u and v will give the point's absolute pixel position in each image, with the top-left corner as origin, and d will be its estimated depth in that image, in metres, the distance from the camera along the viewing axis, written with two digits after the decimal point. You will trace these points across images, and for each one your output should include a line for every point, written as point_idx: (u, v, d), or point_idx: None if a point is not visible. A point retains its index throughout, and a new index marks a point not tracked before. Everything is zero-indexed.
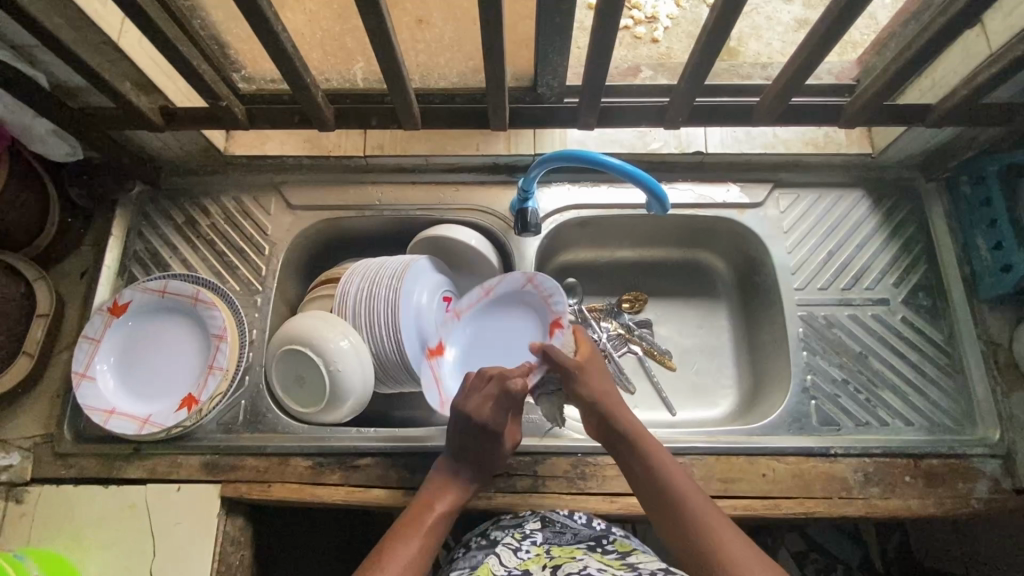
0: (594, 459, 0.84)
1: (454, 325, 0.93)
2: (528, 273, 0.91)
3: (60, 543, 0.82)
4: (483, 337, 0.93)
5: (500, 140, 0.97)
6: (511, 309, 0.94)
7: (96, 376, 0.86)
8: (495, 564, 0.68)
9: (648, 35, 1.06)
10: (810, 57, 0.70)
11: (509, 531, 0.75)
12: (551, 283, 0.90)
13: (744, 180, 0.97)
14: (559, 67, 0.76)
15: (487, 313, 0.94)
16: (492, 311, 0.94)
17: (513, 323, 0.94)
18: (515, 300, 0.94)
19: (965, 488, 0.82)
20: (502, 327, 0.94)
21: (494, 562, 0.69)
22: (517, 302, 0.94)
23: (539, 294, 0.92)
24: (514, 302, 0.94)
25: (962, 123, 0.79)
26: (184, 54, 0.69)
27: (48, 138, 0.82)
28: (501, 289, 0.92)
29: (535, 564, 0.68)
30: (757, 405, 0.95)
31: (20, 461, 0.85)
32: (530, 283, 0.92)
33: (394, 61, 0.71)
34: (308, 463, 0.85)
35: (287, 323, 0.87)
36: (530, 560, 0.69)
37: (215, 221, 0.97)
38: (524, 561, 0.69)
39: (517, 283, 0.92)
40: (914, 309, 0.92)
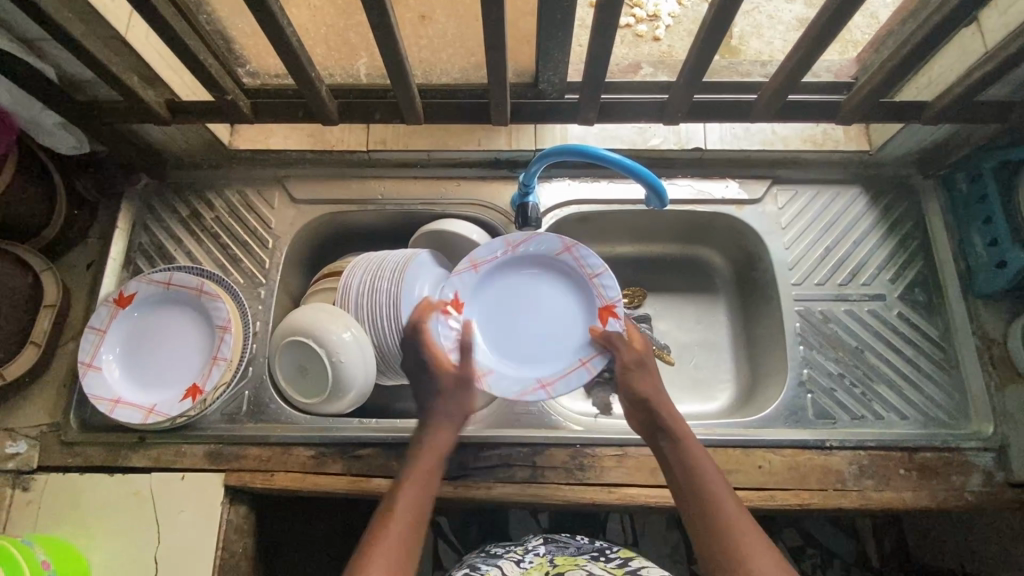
0: (593, 450, 0.85)
1: (473, 273, 0.90)
2: (568, 241, 0.89)
3: (66, 530, 0.83)
4: (501, 296, 0.91)
5: (501, 136, 0.98)
6: (539, 270, 0.92)
7: (102, 366, 0.87)
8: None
9: (650, 33, 1.07)
10: (807, 54, 0.71)
11: (510, 547, 0.77)
12: (590, 257, 0.89)
13: (743, 177, 0.98)
14: (560, 63, 0.77)
15: (507, 269, 0.91)
16: (514, 269, 0.92)
17: (541, 286, 0.92)
18: (540, 262, 0.92)
19: (959, 481, 0.83)
20: (526, 287, 0.91)
21: (496, 573, 0.70)
22: (548, 265, 0.92)
23: (575, 265, 0.90)
24: (543, 264, 0.91)
25: (958, 120, 0.80)
26: (190, 48, 0.70)
27: (55, 131, 0.86)
28: (529, 247, 0.90)
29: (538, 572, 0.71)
30: (754, 399, 0.96)
31: (27, 449, 0.87)
32: (567, 252, 0.90)
33: (397, 56, 0.72)
34: (310, 453, 0.86)
35: (290, 315, 0.88)
36: (532, 569, 0.72)
37: (220, 214, 0.98)
38: (526, 570, 0.72)
39: (550, 248, 0.90)
40: (910, 305, 0.93)
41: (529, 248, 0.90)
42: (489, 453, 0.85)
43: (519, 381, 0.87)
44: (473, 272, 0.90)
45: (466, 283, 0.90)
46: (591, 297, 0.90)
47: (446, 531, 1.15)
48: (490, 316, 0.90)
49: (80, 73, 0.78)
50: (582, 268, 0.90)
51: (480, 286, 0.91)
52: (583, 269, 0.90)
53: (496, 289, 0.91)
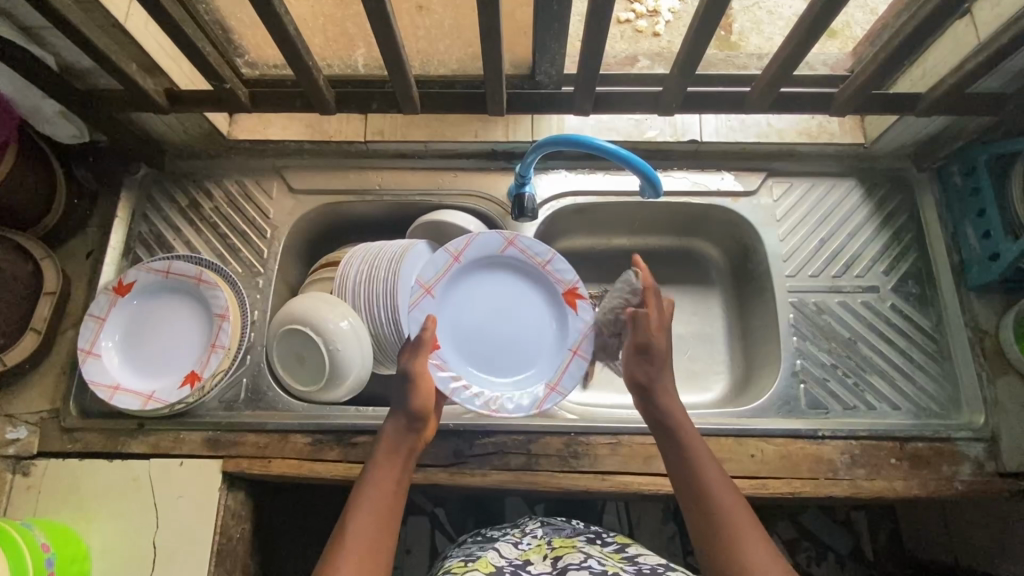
0: (587, 438, 0.86)
1: (430, 297, 0.88)
2: (508, 234, 0.90)
3: (65, 514, 0.84)
4: (462, 310, 0.90)
5: (498, 127, 0.99)
6: (487, 271, 0.92)
7: (102, 353, 0.88)
8: (495, 557, 0.69)
9: (650, 29, 1.05)
10: (800, 45, 0.72)
11: (509, 531, 0.78)
12: (538, 245, 0.91)
13: (738, 169, 0.99)
14: (556, 54, 0.78)
15: (456, 281, 0.90)
16: (463, 279, 0.90)
17: (496, 289, 0.92)
18: (485, 264, 0.91)
19: (949, 471, 0.84)
20: (482, 294, 0.91)
21: (493, 555, 0.70)
22: (494, 265, 0.92)
23: (522, 256, 0.91)
24: (488, 265, 0.91)
25: (952, 112, 0.80)
26: (189, 36, 0.71)
27: (56, 120, 0.86)
28: (471, 251, 0.89)
29: (536, 554, 0.71)
30: (748, 389, 0.97)
31: (27, 435, 0.87)
32: (509, 246, 0.91)
33: (394, 46, 0.73)
34: (307, 440, 0.87)
35: (288, 304, 0.89)
36: (530, 551, 0.72)
37: (219, 204, 0.99)
38: (524, 552, 0.72)
39: (490, 246, 0.90)
40: (903, 297, 0.93)
41: (471, 253, 0.89)
42: (484, 441, 0.85)
43: (528, 394, 0.88)
44: (430, 295, 0.88)
45: (429, 307, 0.88)
46: (551, 285, 0.92)
47: (443, 520, 1.16)
48: (464, 338, 0.89)
49: (80, 62, 0.79)
50: (528, 258, 0.91)
51: (442, 307, 0.89)
52: (531, 258, 0.91)
53: (458, 304, 0.90)
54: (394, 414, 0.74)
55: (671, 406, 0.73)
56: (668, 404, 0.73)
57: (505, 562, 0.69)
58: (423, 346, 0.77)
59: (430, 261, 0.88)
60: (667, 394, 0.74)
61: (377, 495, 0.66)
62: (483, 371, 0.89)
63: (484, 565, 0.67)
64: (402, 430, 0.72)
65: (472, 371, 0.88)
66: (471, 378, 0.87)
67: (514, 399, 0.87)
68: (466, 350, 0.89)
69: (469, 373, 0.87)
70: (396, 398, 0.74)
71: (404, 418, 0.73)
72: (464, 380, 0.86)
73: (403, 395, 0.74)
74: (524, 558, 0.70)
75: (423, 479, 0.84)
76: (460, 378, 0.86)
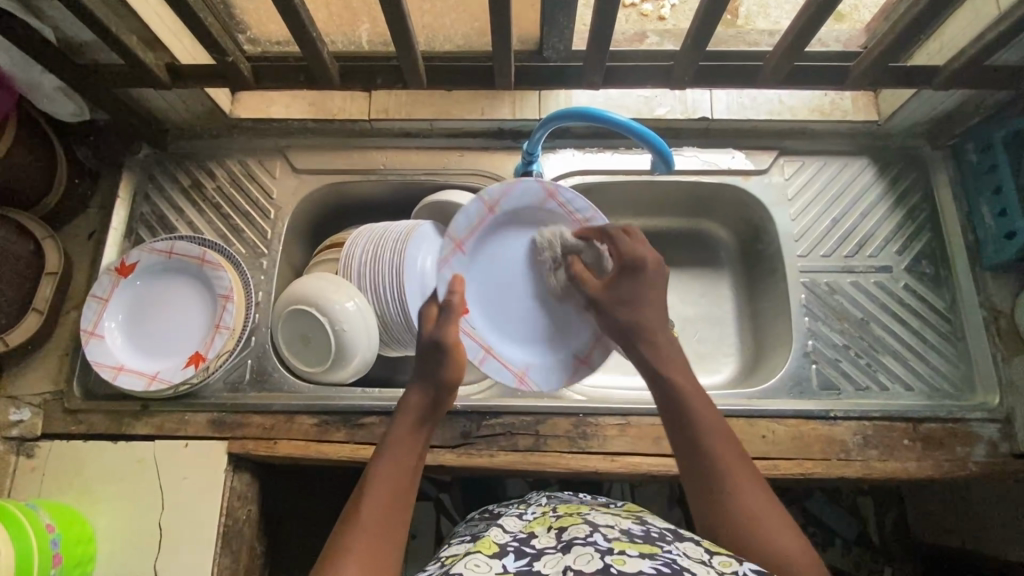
0: (595, 419, 0.85)
1: (461, 253, 0.83)
2: (547, 185, 0.81)
3: (71, 496, 0.83)
4: (492, 268, 0.85)
5: (505, 105, 0.97)
6: (522, 226, 0.84)
7: (105, 334, 0.87)
8: (498, 535, 0.63)
9: (655, 13, 1.00)
10: (817, 14, 0.70)
11: (513, 505, 0.76)
12: (578, 201, 0.82)
13: (749, 148, 0.97)
14: (565, 27, 0.76)
15: (491, 235, 0.84)
16: (496, 231, 0.84)
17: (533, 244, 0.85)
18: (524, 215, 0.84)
19: (963, 452, 0.83)
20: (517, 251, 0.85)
21: (496, 532, 0.63)
22: (532, 219, 0.84)
23: (560, 210, 0.83)
24: (528, 216, 0.84)
25: (970, 85, 0.78)
26: (190, 7, 0.69)
27: (55, 96, 0.84)
28: (507, 202, 0.82)
29: (540, 526, 0.65)
30: (757, 372, 0.96)
31: (30, 417, 0.87)
32: (549, 199, 0.82)
33: (401, 18, 0.71)
34: (314, 421, 0.86)
35: (292, 285, 0.88)
36: (535, 522, 0.66)
37: (221, 184, 0.97)
38: (528, 523, 0.66)
39: (533, 198, 0.82)
40: (916, 276, 0.92)
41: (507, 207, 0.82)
42: (491, 422, 0.84)
43: (557, 365, 0.86)
44: (460, 252, 0.82)
45: (458, 266, 0.83)
46: None
47: (448, 505, 1.15)
48: (494, 301, 0.85)
49: (80, 36, 0.77)
50: (570, 215, 0.83)
51: (471, 263, 0.84)
52: (570, 216, 0.83)
53: (488, 261, 0.84)
54: (419, 385, 0.70)
55: (672, 367, 0.69)
56: (672, 368, 0.69)
57: (508, 538, 0.62)
58: (451, 310, 0.74)
59: (463, 211, 0.81)
60: (660, 351, 0.71)
61: (392, 470, 0.63)
62: (513, 340, 0.86)
63: (485, 546, 0.59)
64: (428, 400, 0.69)
65: (502, 340, 0.85)
66: (503, 347, 0.85)
67: (545, 372, 0.85)
68: (496, 313, 0.85)
69: (500, 343, 0.85)
70: (425, 367, 0.70)
71: (433, 388, 0.69)
72: (495, 351, 0.84)
73: (430, 362, 0.70)
74: (528, 532, 0.63)
75: (430, 460, 0.83)
76: (490, 348, 0.84)
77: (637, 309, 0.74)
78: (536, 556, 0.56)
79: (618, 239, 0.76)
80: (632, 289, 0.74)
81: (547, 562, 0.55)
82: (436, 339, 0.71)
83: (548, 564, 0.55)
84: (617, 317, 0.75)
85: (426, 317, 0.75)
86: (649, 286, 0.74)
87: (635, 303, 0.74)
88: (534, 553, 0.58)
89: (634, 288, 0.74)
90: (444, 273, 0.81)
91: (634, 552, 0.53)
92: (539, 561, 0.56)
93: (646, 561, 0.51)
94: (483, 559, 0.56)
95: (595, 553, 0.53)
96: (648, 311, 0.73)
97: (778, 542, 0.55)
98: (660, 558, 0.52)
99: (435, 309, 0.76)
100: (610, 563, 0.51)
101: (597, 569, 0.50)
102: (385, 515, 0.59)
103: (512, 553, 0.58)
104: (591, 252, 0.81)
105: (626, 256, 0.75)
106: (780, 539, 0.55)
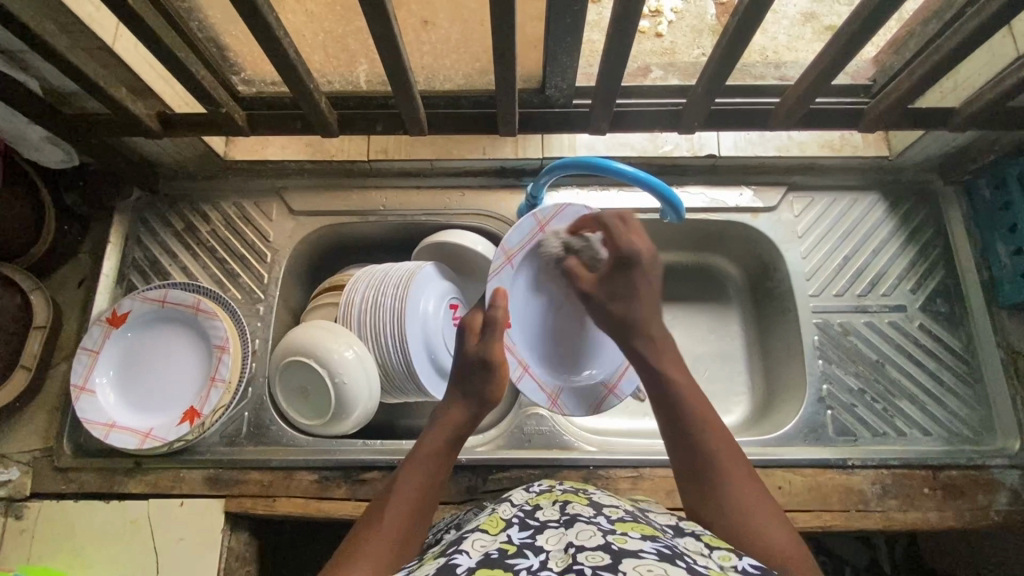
0: (606, 472, 0.82)
1: (510, 268, 0.81)
2: (598, 210, 0.81)
3: (59, 560, 0.80)
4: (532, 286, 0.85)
5: (507, 144, 0.95)
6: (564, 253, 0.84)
7: (96, 389, 0.84)
8: (503, 510, 0.55)
9: (652, 29, 0.98)
10: (834, 60, 0.67)
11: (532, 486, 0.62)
12: None
13: (757, 184, 0.95)
14: (568, 68, 0.73)
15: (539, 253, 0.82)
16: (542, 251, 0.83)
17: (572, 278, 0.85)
18: None
19: (985, 501, 0.80)
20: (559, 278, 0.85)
21: (501, 508, 0.55)
22: None
23: None
24: None
25: (988, 125, 0.76)
26: (181, 61, 0.67)
27: (42, 145, 0.82)
28: (559, 222, 0.81)
29: (546, 499, 0.56)
30: (770, 415, 0.93)
31: (19, 476, 0.83)
32: None
33: (400, 68, 0.68)
34: (313, 477, 0.83)
35: (291, 334, 0.85)
36: (540, 496, 0.58)
37: (216, 227, 0.95)
38: (533, 497, 0.58)
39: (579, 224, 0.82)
40: (931, 316, 0.90)
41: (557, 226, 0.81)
42: (498, 476, 0.82)
43: (587, 390, 0.86)
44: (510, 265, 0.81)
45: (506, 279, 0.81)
46: None
47: None
48: (532, 316, 0.85)
49: (66, 86, 0.75)
50: None
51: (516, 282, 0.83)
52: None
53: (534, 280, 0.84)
54: (461, 400, 0.68)
55: (666, 361, 0.67)
56: (660, 357, 0.67)
57: (514, 511, 0.54)
58: (495, 326, 0.71)
59: (515, 227, 0.80)
60: (658, 347, 0.68)
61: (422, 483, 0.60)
62: (547, 358, 0.86)
63: (490, 525, 0.52)
64: (467, 415, 0.67)
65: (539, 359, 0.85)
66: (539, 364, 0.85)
67: (575, 398, 0.85)
68: (532, 328, 0.85)
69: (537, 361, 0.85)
70: (467, 384, 0.68)
71: (474, 406, 0.68)
72: (532, 370, 0.83)
73: (471, 381, 0.68)
74: (533, 504, 0.56)
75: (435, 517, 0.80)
76: (528, 367, 0.83)
77: (632, 303, 0.71)
78: (540, 530, 0.50)
79: (614, 230, 0.73)
80: (625, 283, 0.72)
81: (548, 538, 0.49)
82: (481, 356, 0.69)
83: (550, 541, 0.48)
84: (609, 314, 0.72)
85: (469, 329, 0.72)
86: (643, 282, 0.71)
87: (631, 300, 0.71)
88: (538, 525, 0.51)
89: (628, 282, 0.72)
90: (492, 286, 0.79)
91: (637, 534, 0.49)
92: (542, 535, 0.49)
93: (648, 543, 0.47)
94: (487, 537, 0.49)
95: (597, 532, 0.48)
96: (642, 304, 0.71)
97: (775, 539, 0.53)
98: (661, 542, 0.48)
99: (478, 319, 0.72)
100: (612, 542, 0.46)
101: (599, 547, 0.45)
102: (411, 523, 0.57)
103: (516, 525, 0.51)
104: (586, 249, 0.79)
105: (620, 248, 0.72)
106: (773, 535, 0.53)
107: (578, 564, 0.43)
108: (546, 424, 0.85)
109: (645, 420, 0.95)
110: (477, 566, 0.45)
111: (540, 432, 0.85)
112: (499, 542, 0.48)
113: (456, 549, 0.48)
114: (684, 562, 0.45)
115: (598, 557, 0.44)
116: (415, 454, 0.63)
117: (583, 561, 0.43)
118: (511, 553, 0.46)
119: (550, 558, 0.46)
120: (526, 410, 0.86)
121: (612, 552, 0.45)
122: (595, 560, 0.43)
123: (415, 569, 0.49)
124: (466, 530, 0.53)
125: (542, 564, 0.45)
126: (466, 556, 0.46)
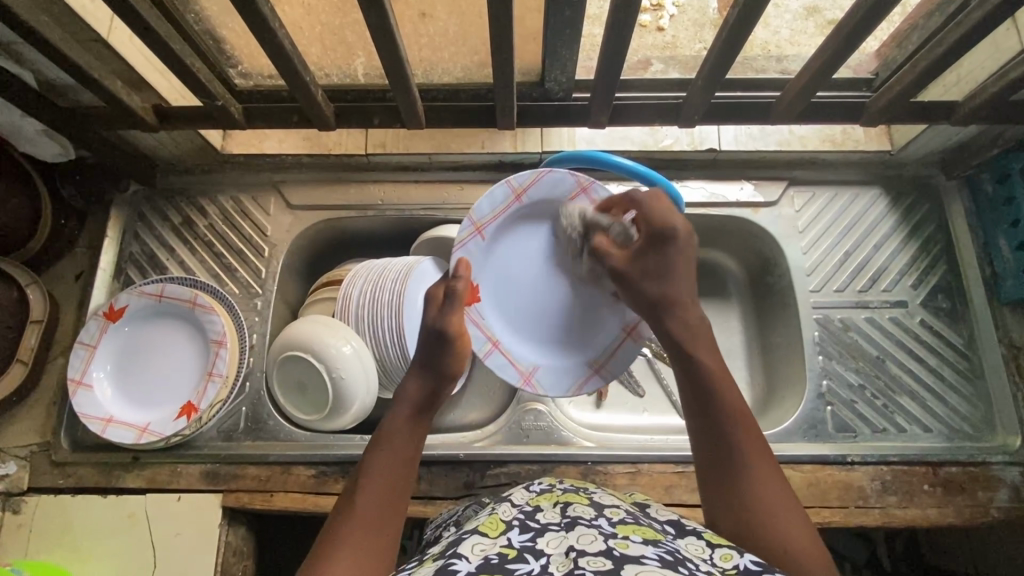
0: (605, 467, 0.82)
1: (480, 238, 0.77)
2: (582, 179, 0.75)
3: (57, 555, 0.80)
4: (508, 258, 0.80)
5: (506, 137, 0.94)
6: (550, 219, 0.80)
7: (93, 384, 0.84)
8: (504, 510, 0.54)
9: (654, 23, 0.97)
10: (836, 53, 0.66)
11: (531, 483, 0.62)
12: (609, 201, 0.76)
13: (758, 179, 0.94)
14: (568, 62, 0.72)
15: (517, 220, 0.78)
16: (521, 219, 0.79)
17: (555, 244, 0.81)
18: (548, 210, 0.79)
19: (985, 498, 0.80)
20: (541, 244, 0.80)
21: (501, 508, 0.55)
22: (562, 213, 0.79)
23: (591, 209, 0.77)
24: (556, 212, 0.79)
25: (991, 118, 0.75)
26: (177, 53, 0.66)
27: (37, 138, 0.81)
28: (536, 192, 0.76)
29: (547, 500, 0.56)
30: (770, 409, 0.92)
31: (16, 470, 0.83)
32: (582, 194, 0.77)
33: (397, 61, 0.67)
34: (311, 472, 0.83)
35: (289, 329, 0.84)
36: (542, 496, 0.57)
37: (213, 222, 0.94)
38: (535, 497, 0.57)
39: (562, 192, 0.77)
40: (933, 312, 0.89)
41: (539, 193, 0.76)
42: (496, 471, 0.82)
43: (568, 368, 0.82)
44: (481, 237, 0.77)
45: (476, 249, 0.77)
46: None
47: None
48: (509, 288, 0.81)
49: (61, 78, 0.74)
50: None
51: (488, 255, 0.78)
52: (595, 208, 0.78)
53: (509, 250, 0.80)
54: (419, 374, 0.67)
55: (699, 345, 0.64)
56: (694, 342, 0.64)
57: (515, 512, 0.54)
58: (456, 297, 0.69)
59: (487, 195, 0.75)
60: (692, 327, 0.65)
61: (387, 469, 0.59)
62: (526, 336, 0.82)
63: (489, 527, 0.51)
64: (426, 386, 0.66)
65: (512, 334, 0.81)
66: (511, 342, 0.81)
67: (552, 377, 0.81)
68: (509, 301, 0.81)
69: (510, 338, 0.81)
70: (427, 354, 0.67)
71: (435, 380, 0.66)
72: (501, 345, 0.80)
73: (431, 351, 0.67)
74: (534, 504, 0.55)
75: (433, 512, 0.80)
76: (496, 340, 0.79)
77: (665, 283, 0.67)
78: (540, 533, 0.49)
79: (642, 206, 0.69)
80: (662, 258, 0.68)
81: (549, 541, 0.48)
82: (439, 327, 0.67)
83: (550, 544, 0.48)
84: (644, 294, 0.69)
85: (433, 299, 0.71)
86: (675, 259, 0.67)
87: (661, 281, 0.68)
88: (539, 528, 0.50)
89: (660, 259, 0.68)
90: (457, 256, 0.76)
91: (639, 538, 0.48)
92: (543, 538, 0.49)
93: (649, 548, 0.47)
94: (486, 541, 0.49)
95: (599, 535, 0.48)
96: (679, 283, 0.67)
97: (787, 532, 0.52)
98: (663, 546, 0.48)
99: (441, 290, 0.71)
100: (613, 546, 0.46)
101: (601, 552, 0.45)
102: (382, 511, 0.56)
103: (516, 528, 0.50)
104: (617, 227, 0.73)
105: (655, 225, 0.68)
106: (785, 527, 0.53)
107: (580, 569, 0.44)
108: (544, 419, 0.85)
109: (643, 416, 0.95)
110: (477, 571, 0.44)
111: (538, 427, 0.85)
112: (499, 546, 0.48)
113: (455, 552, 0.47)
114: (687, 569, 0.44)
115: (600, 562, 0.44)
116: (381, 437, 0.62)
117: (585, 566, 0.44)
118: (511, 558, 0.46)
119: (552, 562, 0.46)
120: (525, 405, 0.86)
121: (613, 558, 0.44)
122: (596, 565, 0.44)
123: (413, 569, 0.49)
124: (465, 530, 0.53)
125: (543, 569, 0.45)
126: (465, 561, 0.46)
